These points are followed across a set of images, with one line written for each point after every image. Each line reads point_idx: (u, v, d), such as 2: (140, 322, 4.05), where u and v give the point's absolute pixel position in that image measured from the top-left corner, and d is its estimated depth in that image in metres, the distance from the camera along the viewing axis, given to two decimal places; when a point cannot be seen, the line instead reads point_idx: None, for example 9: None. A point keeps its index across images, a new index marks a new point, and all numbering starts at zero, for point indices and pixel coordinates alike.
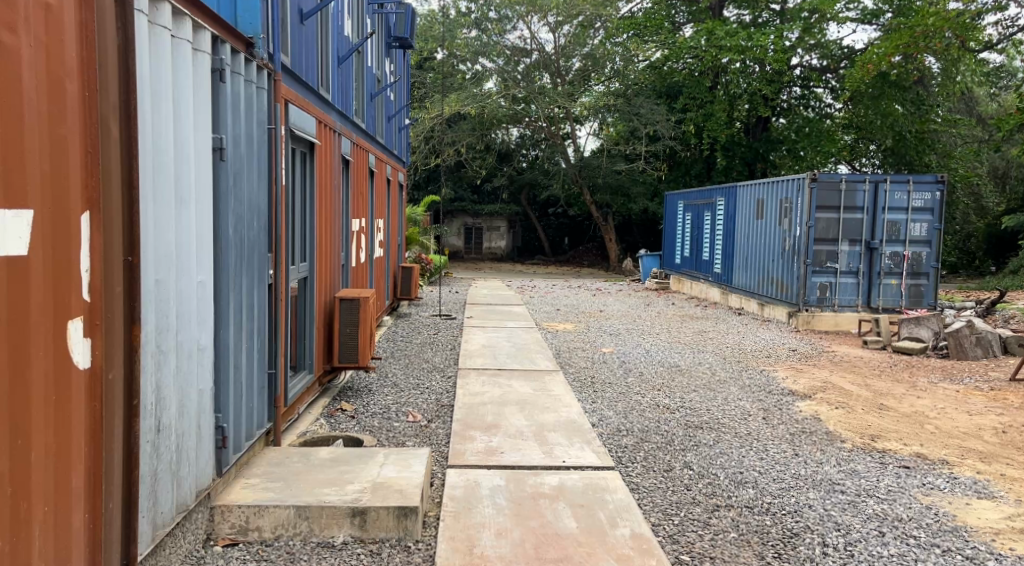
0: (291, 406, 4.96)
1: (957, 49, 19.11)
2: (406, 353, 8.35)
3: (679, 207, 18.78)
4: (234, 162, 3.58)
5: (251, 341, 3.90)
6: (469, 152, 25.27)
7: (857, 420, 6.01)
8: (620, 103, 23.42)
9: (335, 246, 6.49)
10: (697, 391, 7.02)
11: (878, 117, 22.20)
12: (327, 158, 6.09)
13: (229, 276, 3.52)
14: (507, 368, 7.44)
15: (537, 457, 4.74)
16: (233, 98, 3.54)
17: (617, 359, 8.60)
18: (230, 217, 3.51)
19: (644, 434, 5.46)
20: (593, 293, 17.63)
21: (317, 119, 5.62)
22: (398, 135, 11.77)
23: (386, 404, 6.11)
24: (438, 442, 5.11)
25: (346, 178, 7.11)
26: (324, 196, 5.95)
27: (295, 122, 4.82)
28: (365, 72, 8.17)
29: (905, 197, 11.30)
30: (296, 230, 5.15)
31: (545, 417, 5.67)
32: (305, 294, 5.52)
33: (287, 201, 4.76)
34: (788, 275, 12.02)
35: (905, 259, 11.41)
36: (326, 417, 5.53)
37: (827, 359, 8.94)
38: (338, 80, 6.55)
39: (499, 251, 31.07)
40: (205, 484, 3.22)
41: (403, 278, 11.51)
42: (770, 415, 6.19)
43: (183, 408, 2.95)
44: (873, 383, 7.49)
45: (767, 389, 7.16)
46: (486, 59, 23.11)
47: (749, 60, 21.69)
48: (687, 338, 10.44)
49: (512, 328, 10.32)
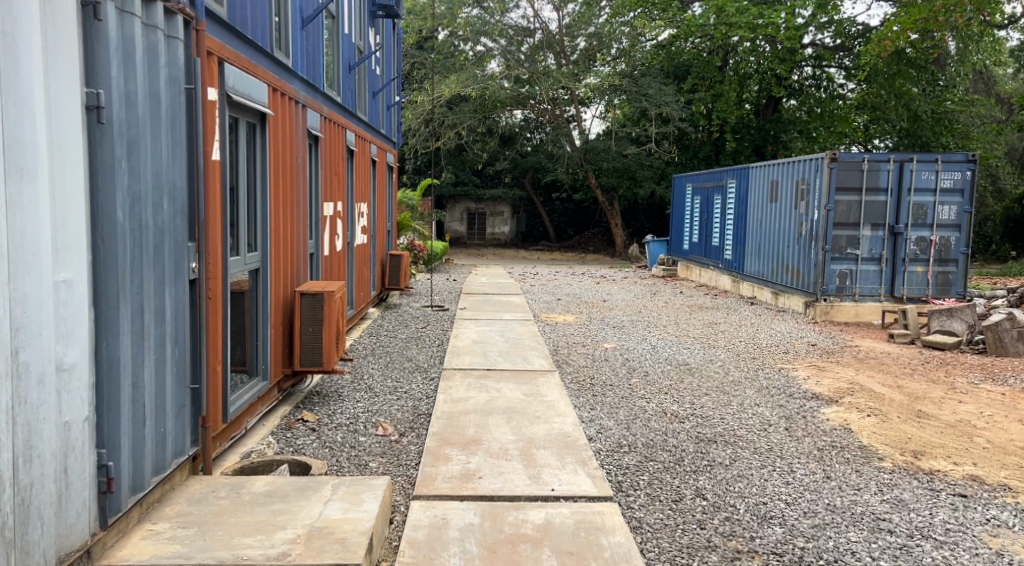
0: (232, 423, 4.24)
1: (976, 24, 18.29)
2: (388, 350, 7.60)
3: (687, 190, 17.96)
4: (127, 125, 2.77)
5: (162, 351, 3.13)
6: (470, 136, 24.45)
7: (894, 432, 5.22)
8: (627, 85, 22.44)
9: (300, 233, 5.74)
10: (709, 395, 6.26)
11: (892, 97, 21.26)
12: (287, 129, 5.31)
13: (122, 271, 2.75)
14: (497, 368, 6.68)
15: (521, 484, 3.98)
16: (121, 43, 2.73)
17: (619, 356, 7.83)
18: (123, 195, 2.74)
19: (650, 451, 4.72)
20: (596, 280, 16.85)
21: (271, 86, 4.83)
22: (387, 113, 10.93)
23: (355, 413, 5.38)
24: (406, 464, 4.37)
25: (315, 155, 6.33)
26: (283, 173, 5.18)
27: (233, 85, 4.02)
28: (341, 38, 7.33)
29: (933, 177, 10.44)
30: (237, 213, 4.38)
31: (535, 429, 4.93)
32: (257, 285, 4.80)
33: (224, 178, 3.97)
34: (804, 263, 11.24)
35: (932, 244, 10.57)
36: (282, 431, 4.80)
37: (850, 355, 8.16)
38: (302, 44, 5.74)
39: (502, 237, 30.22)
40: (77, 545, 2.47)
41: (391, 266, 10.75)
42: (792, 424, 5.42)
43: (28, 448, 2.20)
44: (906, 384, 6.70)
45: (788, 392, 6.40)
46: (488, 39, 22.02)
47: (760, 39, 20.83)
48: (697, 331, 9.65)
49: (508, 320, 9.56)
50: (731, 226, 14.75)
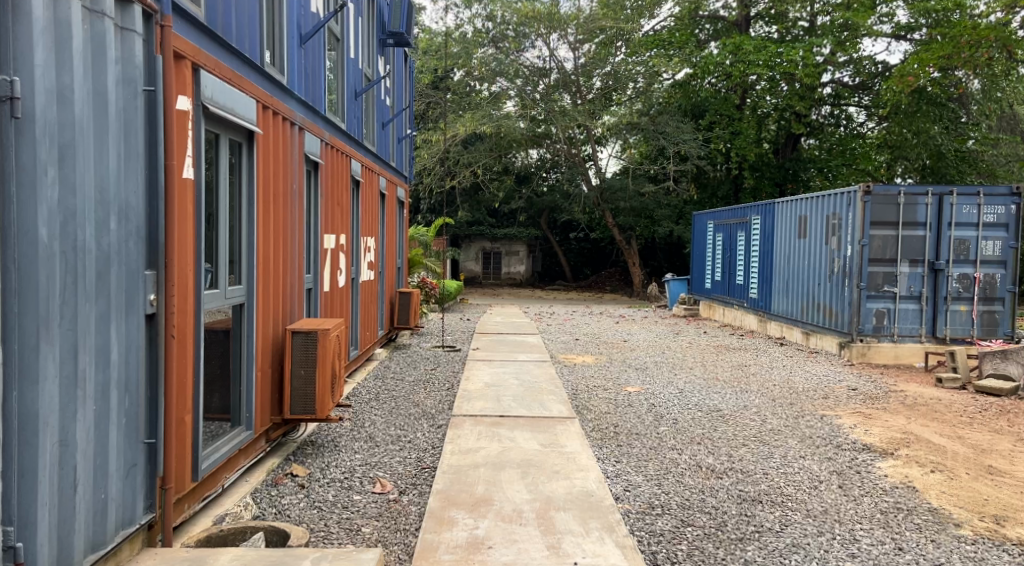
0: (204, 481, 3.68)
1: (1001, 63, 17.75)
2: (393, 394, 7.04)
3: (708, 228, 17.42)
4: (58, 126, 2.29)
5: (103, 403, 2.59)
6: (486, 174, 24.12)
7: (967, 492, 4.55)
8: (645, 122, 21.99)
9: (295, 266, 5.24)
10: (747, 446, 5.60)
11: (912, 135, 20.79)
12: (280, 150, 4.83)
13: (44, 301, 2.23)
14: (511, 415, 6.08)
15: (537, 556, 3.36)
16: (53, 28, 2.25)
17: (644, 401, 7.20)
18: (46, 209, 2.23)
19: (687, 514, 4.10)
20: (616, 320, 16.24)
21: (260, 102, 4.37)
22: (397, 146, 10.54)
23: (351, 466, 4.80)
24: (405, 529, 3.78)
25: (313, 182, 5.84)
26: (274, 200, 4.68)
27: (211, 96, 3.57)
28: (346, 63, 6.95)
29: (974, 212, 9.84)
30: (215, 240, 3.88)
31: (554, 486, 4.32)
32: (240, 322, 4.29)
33: (198, 201, 3.49)
34: (837, 301, 10.58)
35: (976, 281, 9.91)
36: (266, 489, 4.25)
37: (897, 400, 7.48)
38: (300, 63, 5.31)
39: (518, 276, 29.71)
40: None
41: (400, 304, 10.24)
42: (846, 481, 4.76)
43: None
44: (967, 434, 6.01)
45: (836, 443, 5.73)
46: (505, 79, 21.68)
47: (778, 77, 20.60)
48: (726, 374, 8.99)
49: (523, 362, 8.96)
50: (756, 263, 14.14)
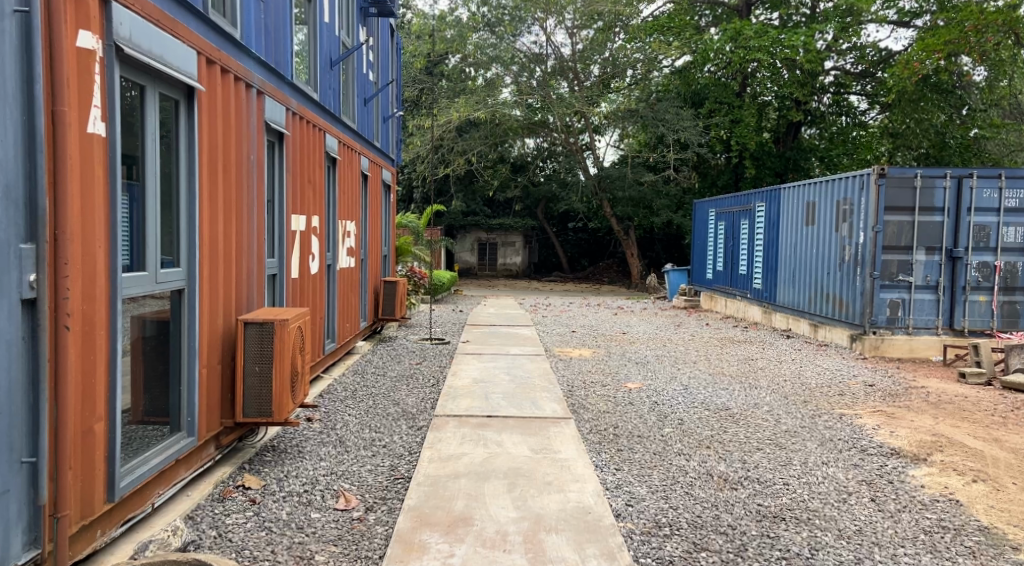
0: (123, 502, 3.08)
1: (1008, 50, 16.98)
2: (372, 391, 6.44)
3: (709, 216, 16.81)
4: None
5: None
6: (481, 162, 23.41)
7: (1019, 508, 3.96)
8: (644, 109, 21.25)
9: (253, 248, 4.60)
10: (762, 451, 5.00)
11: (914, 123, 20.02)
12: (232, 114, 4.20)
13: None
14: (499, 415, 5.49)
15: None
16: None
17: (645, 398, 6.60)
18: None
19: (701, 537, 3.49)
20: (613, 311, 15.61)
21: (203, 54, 3.74)
22: (382, 125, 9.89)
23: (314, 476, 4.19)
24: (366, 557, 3.18)
25: (276, 156, 5.21)
26: (222, 171, 4.06)
27: (128, 38, 2.96)
28: (320, 29, 6.32)
29: (995, 196, 9.24)
30: (142, 213, 3.25)
31: (545, 501, 3.73)
32: (179, 312, 3.68)
33: (112, 162, 2.87)
34: (848, 291, 10.00)
35: (996, 270, 9.31)
36: (209, 506, 3.65)
37: (920, 398, 6.90)
38: (258, 17, 4.68)
39: (514, 267, 29.10)
40: None
41: (384, 295, 9.63)
42: (879, 493, 4.17)
43: None
44: (1004, 437, 5.43)
45: (861, 447, 5.12)
46: (500, 65, 20.96)
47: (779, 64, 19.96)
48: (732, 369, 8.37)
49: (515, 356, 8.34)
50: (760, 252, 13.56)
